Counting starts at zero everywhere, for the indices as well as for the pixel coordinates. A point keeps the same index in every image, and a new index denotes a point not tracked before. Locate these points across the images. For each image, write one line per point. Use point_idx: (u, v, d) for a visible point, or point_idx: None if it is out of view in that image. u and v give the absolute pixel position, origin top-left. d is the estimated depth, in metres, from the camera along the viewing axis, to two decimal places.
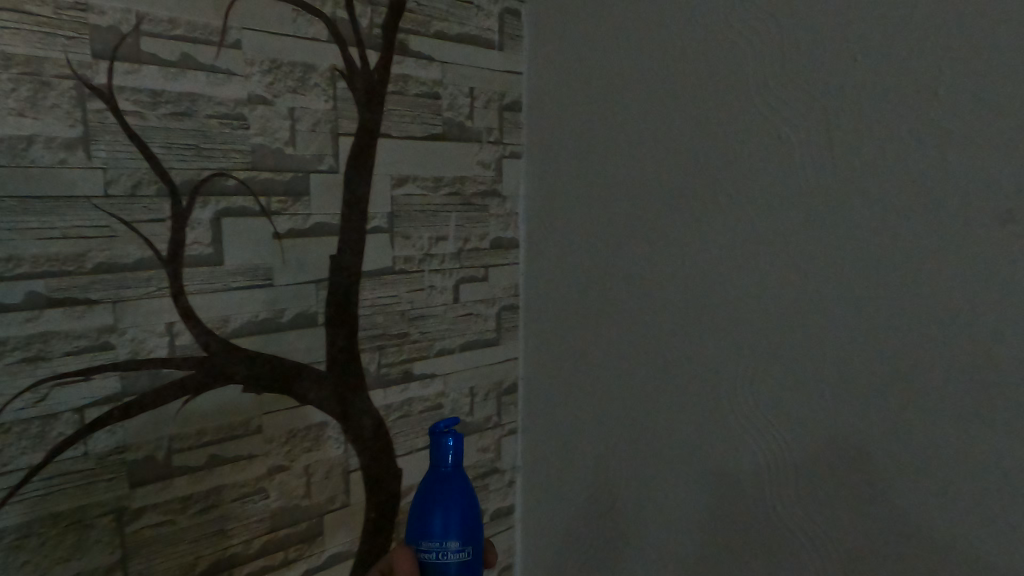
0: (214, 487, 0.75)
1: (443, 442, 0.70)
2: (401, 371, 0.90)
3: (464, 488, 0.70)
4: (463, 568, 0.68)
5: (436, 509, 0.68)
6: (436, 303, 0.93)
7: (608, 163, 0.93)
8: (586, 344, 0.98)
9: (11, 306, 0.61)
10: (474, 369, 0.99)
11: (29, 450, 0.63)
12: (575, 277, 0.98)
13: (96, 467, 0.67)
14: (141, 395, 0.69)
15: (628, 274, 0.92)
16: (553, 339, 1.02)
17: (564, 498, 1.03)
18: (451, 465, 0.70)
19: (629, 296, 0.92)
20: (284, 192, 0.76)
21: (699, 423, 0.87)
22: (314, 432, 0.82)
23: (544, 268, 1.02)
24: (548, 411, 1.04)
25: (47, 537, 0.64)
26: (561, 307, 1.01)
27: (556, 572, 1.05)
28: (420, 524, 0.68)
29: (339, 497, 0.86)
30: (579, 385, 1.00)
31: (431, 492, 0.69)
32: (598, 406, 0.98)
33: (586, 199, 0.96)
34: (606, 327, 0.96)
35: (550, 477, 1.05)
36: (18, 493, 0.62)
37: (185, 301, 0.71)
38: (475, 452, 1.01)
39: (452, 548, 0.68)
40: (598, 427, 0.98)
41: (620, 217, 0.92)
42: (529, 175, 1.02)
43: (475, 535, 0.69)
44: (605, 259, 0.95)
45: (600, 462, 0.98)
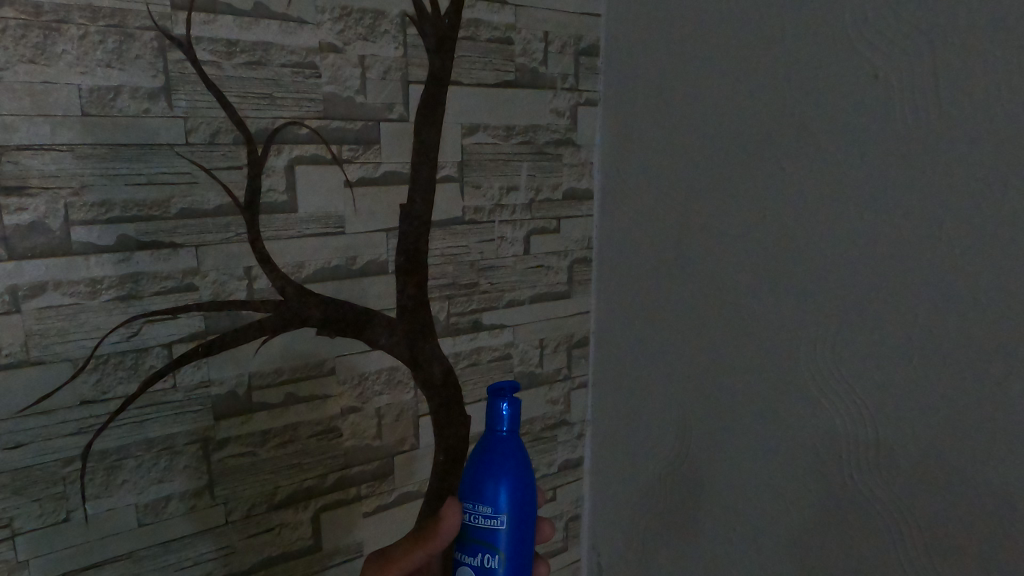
0: (291, 424, 0.79)
1: (498, 405, 0.70)
2: (470, 320, 0.91)
3: (510, 455, 0.69)
4: (495, 535, 0.68)
5: (485, 470, 0.68)
6: (507, 254, 0.92)
7: (688, 110, 0.88)
8: (659, 300, 0.96)
9: (105, 248, 0.66)
10: (545, 322, 0.99)
11: (125, 381, 0.69)
12: (652, 231, 0.95)
13: (184, 398, 0.72)
14: (223, 334, 0.73)
15: (706, 229, 0.88)
16: (626, 294, 1.00)
17: (635, 453, 1.02)
18: (507, 429, 0.70)
19: (706, 251, 0.88)
20: (355, 141, 0.77)
21: (774, 383, 0.83)
22: (385, 376, 0.85)
23: (619, 220, 0.99)
24: (620, 367, 1.03)
25: (142, 460, 0.71)
26: (636, 262, 0.98)
27: (624, 525, 1.06)
28: (471, 483, 0.69)
29: (409, 440, 0.89)
30: (652, 342, 0.97)
31: (481, 454, 0.70)
32: (671, 364, 0.95)
33: (664, 149, 0.92)
34: (681, 282, 0.92)
35: (620, 432, 1.04)
36: (117, 419, 0.69)
37: (263, 246, 0.74)
38: (545, 403, 1.01)
39: (486, 512, 0.68)
40: (670, 384, 0.96)
41: (699, 168, 0.88)
42: (606, 124, 0.99)
43: (524, 501, 0.69)
44: (683, 213, 0.91)
45: (672, 418, 0.96)
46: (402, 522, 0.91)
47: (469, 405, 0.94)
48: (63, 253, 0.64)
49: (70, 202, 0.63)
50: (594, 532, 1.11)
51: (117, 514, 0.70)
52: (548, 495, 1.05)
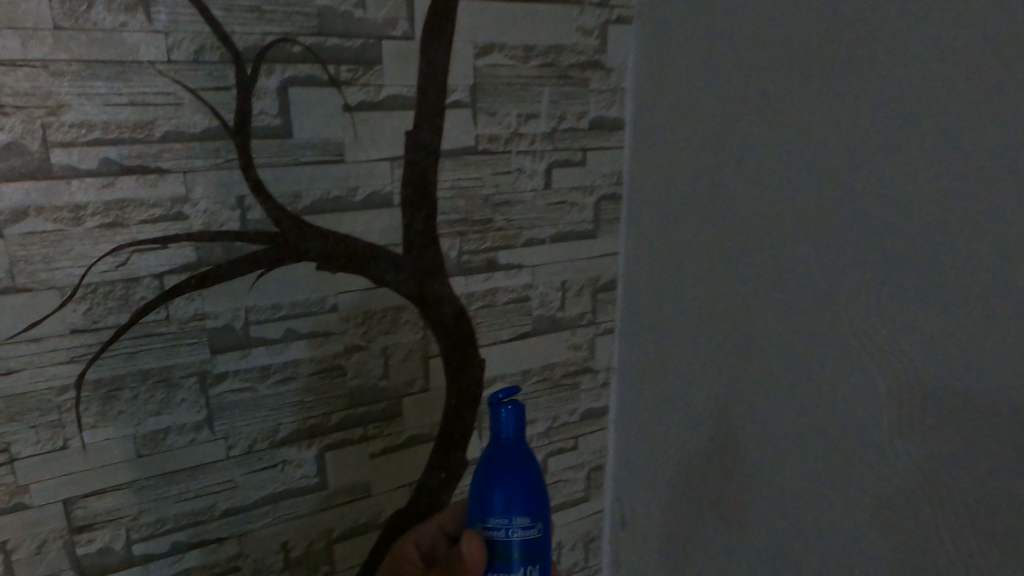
0: (292, 361, 0.77)
1: (500, 413, 0.68)
2: (484, 259, 0.85)
3: (526, 459, 0.67)
4: (531, 547, 0.65)
5: (498, 481, 0.65)
6: (525, 189, 0.86)
7: (732, 26, 0.78)
8: (692, 242, 0.87)
9: (88, 172, 0.63)
10: (567, 263, 0.92)
11: (116, 311, 0.67)
12: (687, 166, 0.86)
13: (179, 331, 0.70)
14: (216, 266, 0.70)
15: (747, 162, 0.79)
16: (657, 237, 0.92)
17: (663, 405, 0.96)
18: (512, 436, 0.68)
19: (745, 188, 0.79)
20: (354, 60, 0.71)
21: (813, 335, 0.74)
22: (391, 314, 0.81)
23: (651, 155, 0.90)
24: (650, 313, 0.95)
25: (138, 391, 0.70)
26: (670, 202, 0.89)
27: (649, 478, 1.01)
28: (484, 500, 0.65)
29: (418, 381, 0.85)
30: (684, 289, 0.90)
31: (490, 466, 0.67)
32: (703, 313, 0.88)
33: (705, 73, 0.82)
34: (717, 224, 0.84)
35: (648, 383, 0.98)
36: (110, 349, 0.67)
37: (256, 174, 0.70)
38: (567, 349, 0.96)
39: (519, 525, 0.64)
40: (702, 336, 0.88)
41: (741, 94, 0.78)
42: (639, 48, 0.89)
43: (542, 510, 0.67)
44: (722, 145, 0.81)
45: (704, 370, 0.89)
46: (412, 464, 0.88)
47: (483, 348, 0.89)
48: (43, 177, 0.61)
49: (47, 122, 0.60)
50: (619, 483, 1.06)
51: (114, 444, 0.70)
52: (570, 444, 1.01)
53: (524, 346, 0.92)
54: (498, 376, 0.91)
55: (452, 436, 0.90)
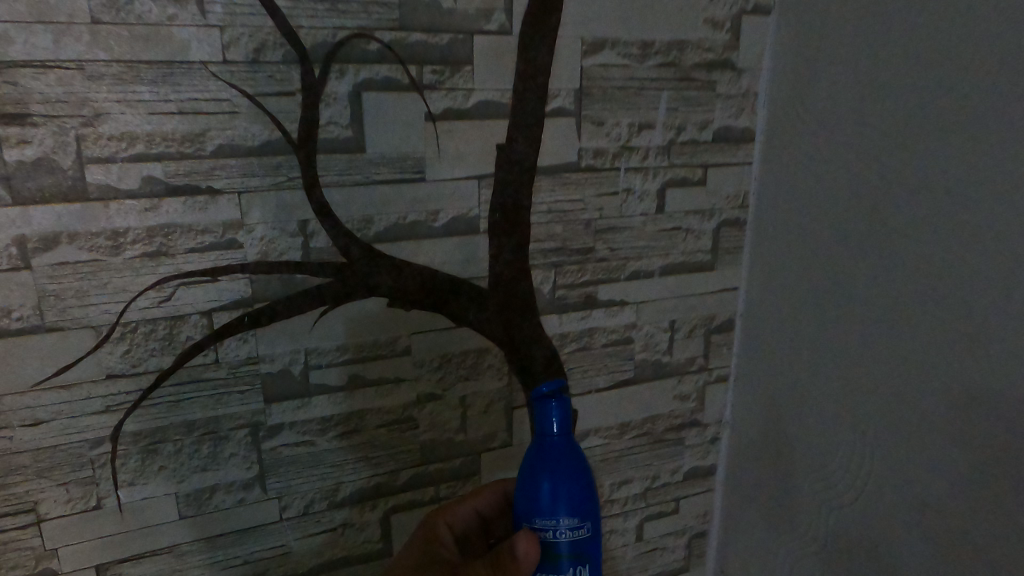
0: (357, 411, 0.66)
1: (547, 405, 0.58)
2: (581, 295, 0.72)
3: (575, 455, 0.58)
4: (579, 549, 0.56)
5: (545, 480, 0.56)
6: (633, 213, 0.72)
7: (905, 26, 0.60)
8: (831, 295, 0.71)
9: (129, 193, 0.53)
10: (677, 300, 0.78)
11: (159, 353, 0.57)
12: (832, 199, 0.69)
13: (229, 377, 0.60)
14: (274, 303, 0.60)
15: (906, 207, 0.61)
16: (788, 278, 0.76)
17: (785, 475, 0.80)
18: (559, 431, 0.58)
19: (902, 240, 0.62)
20: (440, 60, 0.60)
21: (983, 444, 0.57)
22: (472, 358, 0.69)
23: (788, 178, 0.74)
24: (775, 362, 0.79)
25: (183, 445, 0.60)
26: (810, 238, 0.73)
27: (761, 555, 0.85)
28: (528, 498, 0.57)
29: (500, 435, 0.73)
30: (817, 348, 0.73)
31: (535, 462, 0.57)
32: (840, 382, 0.71)
33: (861, 88, 0.64)
34: (857, 279, 0.67)
35: (768, 447, 0.82)
36: (150, 398, 0.58)
37: (322, 195, 0.59)
38: (672, 399, 0.81)
39: (567, 525, 0.56)
40: (837, 409, 0.72)
41: (906, 120, 0.60)
42: (781, 48, 0.72)
43: (593, 508, 0.57)
44: (874, 181, 0.64)
45: (840, 445, 0.72)
46: None
47: (575, 398, 0.76)
48: (78, 199, 0.52)
49: (82, 134, 0.51)
50: (723, 553, 0.91)
51: (154, 504, 0.61)
52: (669, 507, 0.86)
53: (622, 395, 0.78)
54: (592, 430, 0.78)
55: None
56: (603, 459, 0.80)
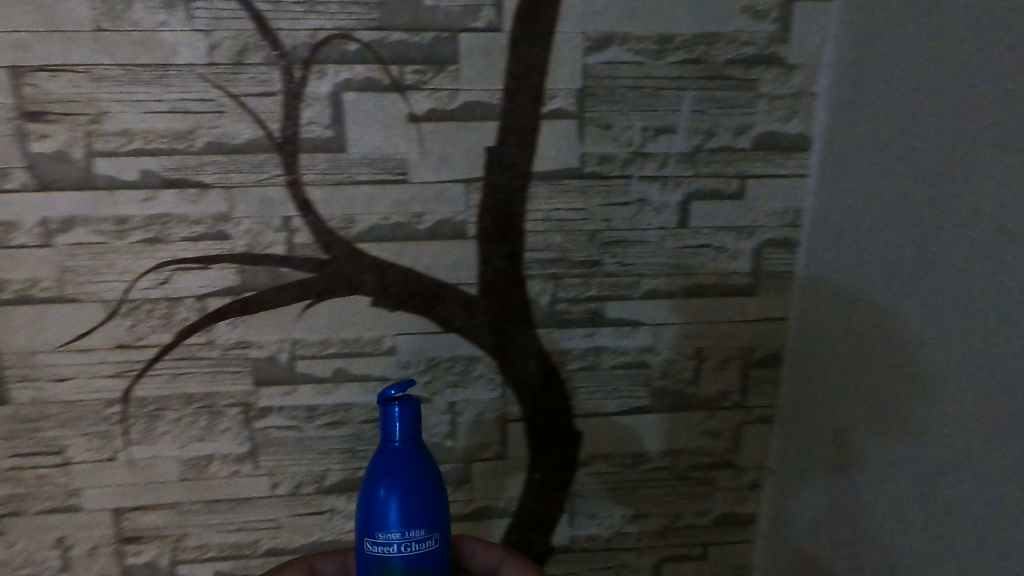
0: (342, 404, 0.67)
1: (389, 409, 0.50)
2: (586, 311, 0.67)
3: (422, 457, 0.51)
4: (423, 565, 0.49)
5: (382, 494, 0.49)
6: (649, 226, 0.65)
7: (972, 35, 0.48)
8: (868, 361, 0.60)
9: (129, 184, 0.59)
10: (706, 325, 0.69)
11: (159, 330, 0.63)
12: (870, 237, 0.59)
13: (221, 358, 0.65)
14: (260, 292, 0.63)
15: (944, 259, 0.51)
16: (829, 325, 0.65)
17: (823, 542, 0.69)
18: (402, 439, 0.51)
19: (942, 308, 0.51)
20: (423, 60, 0.58)
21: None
22: (461, 365, 0.67)
23: (834, 208, 0.63)
24: (817, 412, 0.68)
25: (182, 414, 0.66)
26: (845, 278, 0.63)
27: None
28: (367, 515, 0.49)
29: (493, 447, 0.71)
30: (848, 407, 0.63)
31: (375, 474, 0.50)
32: (875, 462, 0.60)
33: (918, 115, 0.53)
34: (890, 336, 0.57)
35: (806, 507, 0.71)
36: (153, 369, 0.64)
37: (304, 192, 0.60)
38: (698, 434, 0.73)
39: (411, 537, 0.49)
40: (871, 492, 0.61)
41: (964, 165, 0.49)
42: (838, 53, 0.61)
43: (444, 516, 0.51)
44: (921, 234, 0.53)
45: (870, 522, 0.62)
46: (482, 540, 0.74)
47: (579, 419, 0.71)
48: (87, 187, 0.58)
49: (90, 130, 0.57)
50: None
51: (159, 463, 0.67)
52: (695, 551, 0.78)
53: (636, 422, 0.72)
54: (599, 455, 0.73)
55: (535, 517, 0.74)
56: (614, 488, 0.74)
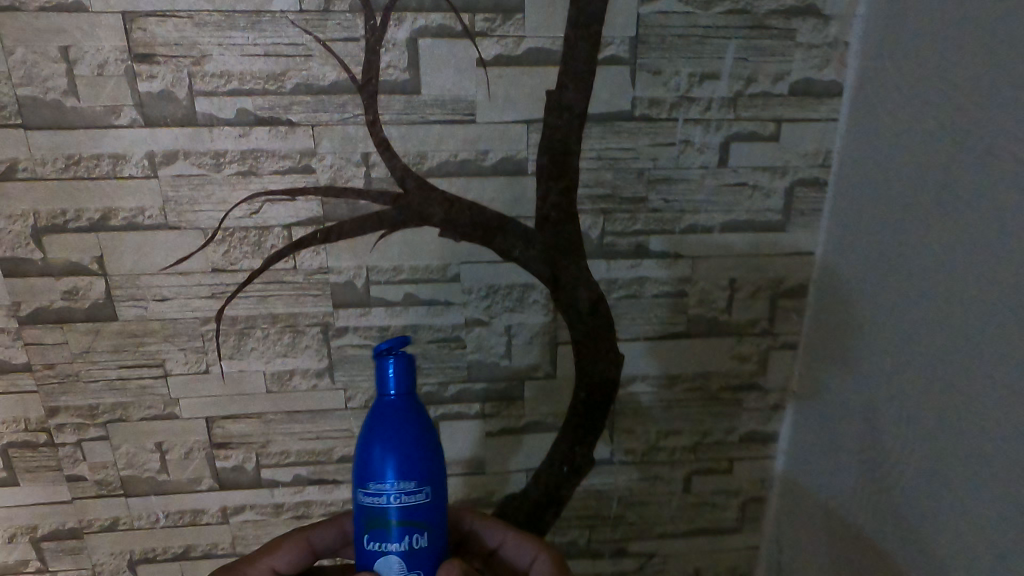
0: (411, 325, 0.75)
1: (385, 364, 0.55)
2: (632, 244, 0.74)
3: (409, 411, 0.55)
4: (413, 514, 0.53)
5: (377, 446, 0.53)
6: (692, 165, 0.71)
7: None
8: (872, 295, 0.69)
9: (227, 121, 0.65)
10: (740, 259, 0.76)
11: (250, 255, 0.71)
12: (878, 188, 0.68)
13: (304, 282, 0.72)
14: (341, 222, 0.70)
15: (936, 203, 0.60)
16: (862, 306, 0.71)
17: (829, 458, 0.78)
18: (397, 394, 0.55)
19: (934, 246, 0.60)
20: (492, 8, 0.64)
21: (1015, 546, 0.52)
22: (518, 292, 0.75)
23: (873, 199, 0.68)
24: (827, 344, 0.77)
25: (268, 332, 0.74)
26: (856, 224, 0.71)
27: (811, 531, 0.82)
28: (363, 467, 0.54)
29: (544, 367, 0.79)
30: (853, 338, 0.73)
31: (371, 427, 0.54)
32: (883, 392, 0.68)
33: (954, 125, 0.57)
34: (891, 274, 0.66)
35: (828, 467, 0.79)
36: (244, 291, 0.72)
37: (382, 131, 0.67)
38: (729, 358, 0.81)
39: (402, 491, 0.53)
40: (869, 410, 0.71)
41: (955, 121, 0.57)
42: (891, 49, 0.65)
43: (438, 473, 0.55)
44: (919, 181, 0.62)
45: (869, 436, 0.71)
46: (530, 451, 0.83)
47: (622, 343, 0.78)
48: (189, 124, 0.65)
49: (192, 71, 0.63)
50: (779, 523, 0.89)
51: (248, 376, 0.76)
52: (721, 465, 0.86)
53: (673, 346, 0.79)
54: (638, 376, 0.80)
55: (578, 430, 0.83)
56: (650, 406, 0.82)
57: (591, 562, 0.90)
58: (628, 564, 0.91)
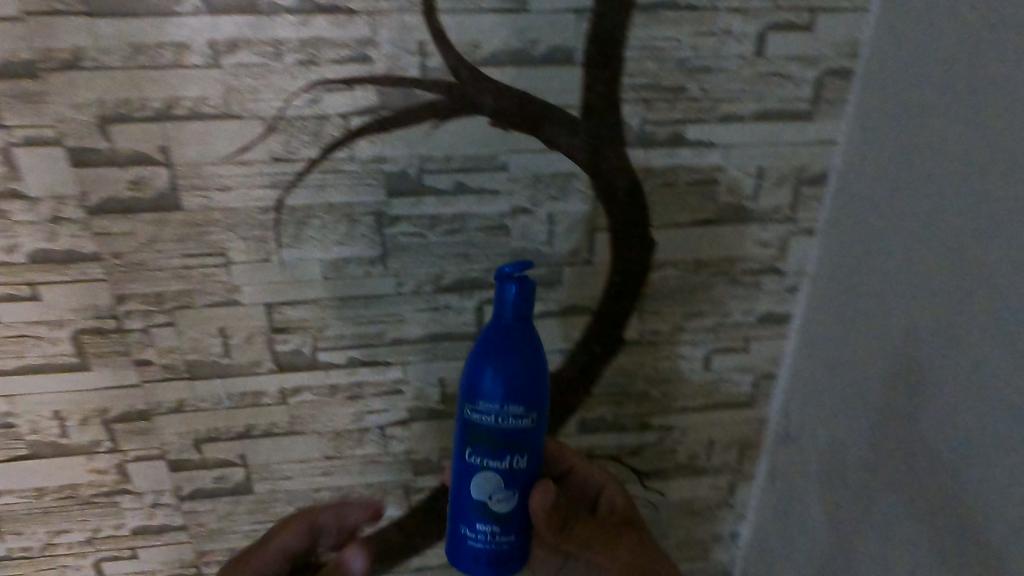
0: (460, 214, 0.79)
1: (505, 291, 0.66)
2: (670, 133, 0.78)
3: (522, 342, 0.66)
4: (516, 434, 0.65)
5: (489, 365, 0.65)
6: (730, 55, 0.75)
7: None
8: (879, 179, 0.76)
9: (288, 9, 0.67)
10: (768, 147, 0.81)
11: (309, 145, 0.73)
12: (895, 79, 0.73)
13: (361, 171, 0.75)
14: (396, 112, 0.73)
15: (946, 94, 0.66)
16: (862, 235, 0.79)
17: (824, 332, 0.88)
18: (512, 318, 0.67)
19: (940, 134, 0.67)
20: None
21: (991, 471, 0.62)
22: (561, 180, 0.79)
23: (881, 142, 0.76)
24: (837, 227, 0.84)
25: (326, 221, 0.78)
26: (873, 112, 0.77)
27: (817, 402, 0.90)
28: (476, 382, 0.66)
29: (582, 253, 0.84)
30: (857, 220, 0.80)
31: (488, 344, 0.67)
32: (875, 270, 0.77)
33: (961, 83, 0.64)
34: (898, 158, 0.73)
35: (821, 400, 0.89)
36: (302, 181, 0.75)
37: (437, 20, 0.69)
38: (752, 243, 0.87)
39: (510, 413, 0.65)
40: (861, 285, 0.80)
41: (971, 17, 0.63)
42: (909, 21, 0.71)
43: (542, 402, 0.66)
44: (935, 72, 0.67)
45: (856, 307, 0.81)
46: (566, 333, 0.89)
47: (655, 229, 0.84)
48: (251, 12, 0.67)
49: None
50: (788, 399, 0.98)
51: (306, 264, 0.80)
52: (739, 344, 0.94)
53: (701, 232, 0.85)
54: (669, 260, 0.86)
55: (610, 313, 0.89)
56: (678, 290, 0.89)
57: (617, 435, 0.99)
58: (649, 438, 1.00)
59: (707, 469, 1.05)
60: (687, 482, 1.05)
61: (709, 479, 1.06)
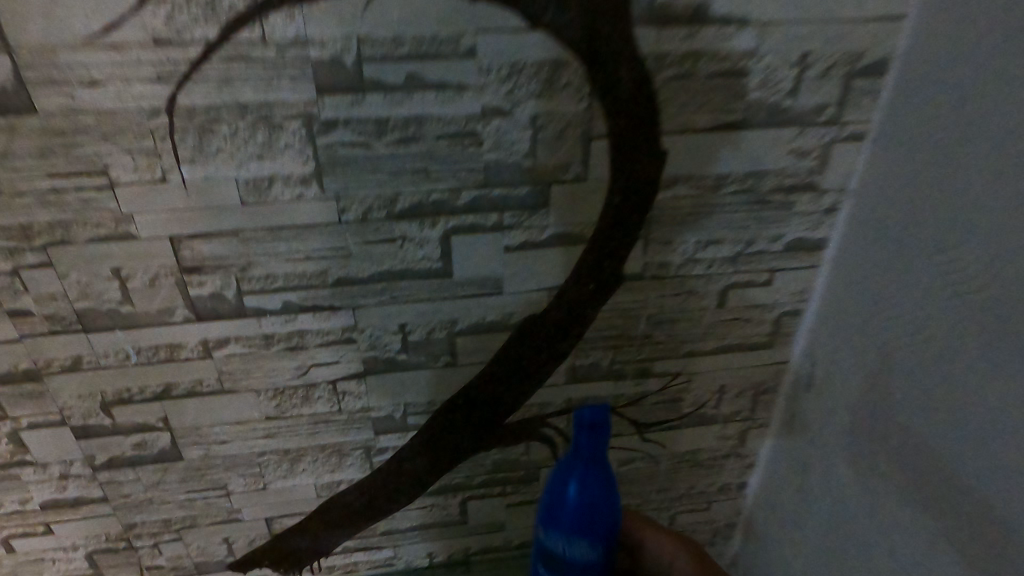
0: (416, 117, 0.61)
1: (581, 431, 0.70)
2: (690, 6, 0.59)
3: (596, 467, 0.70)
4: (585, 565, 0.72)
5: (568, 494, 0.71)
6: None
7: None
8: (942, 79, 0.59)
9: None
10: (816, 26, 0.62)
11: (202, 22, 0.54)
12: None
13: (277, 59, 0.56)
14: None
15: None
16: (907, 142, 0.64)
17: (842, 232, 0.76)
18: (589, 454, 0.71)
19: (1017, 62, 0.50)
20: None
21: (941, 485, 0.60)
22: (546, 71, 0.60)
23: (957, 33, 0.56)
24: (890, 125, 0.66)
25: (237, 128, 0.59)
26: None
27: (847, 346, 0.75)
28: (552, 510, 0.72)
29: (574, 167, 0.66)
30: (909, 118, 0.64)
31: (563, 475, 0.72)
32: (898, 184, 0.66)
33: None
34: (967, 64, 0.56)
35: (825, 417, 0.80)
36: (198, 73, 0.56)
37: None
38: (786, 153, 0.69)
39: (578, 548, 0.71)
40: (884, 192, 0.68)
41: None
42: None
43: (611, 529, 0.72)
44: None
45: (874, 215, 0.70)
46: (553, 267, 0.73)
47: (666, 136, 0.66)
48: None
49: None
50: (815, 340, 0.82)
51: (217, 185, 0.61)
52: (760, 277, 0.78)
53: (724, 141, 0.67)
54: (681, 176, 0.69)
55: (608, 242, 0.72)
56: (691, 213, 0.72)
57: (613, 384, 0.85)
58: (650, 385, 0.86)
59: (715, 417, 0.91)
60: (692, 432, 0.92)
61: (717, 429, 0.93)
